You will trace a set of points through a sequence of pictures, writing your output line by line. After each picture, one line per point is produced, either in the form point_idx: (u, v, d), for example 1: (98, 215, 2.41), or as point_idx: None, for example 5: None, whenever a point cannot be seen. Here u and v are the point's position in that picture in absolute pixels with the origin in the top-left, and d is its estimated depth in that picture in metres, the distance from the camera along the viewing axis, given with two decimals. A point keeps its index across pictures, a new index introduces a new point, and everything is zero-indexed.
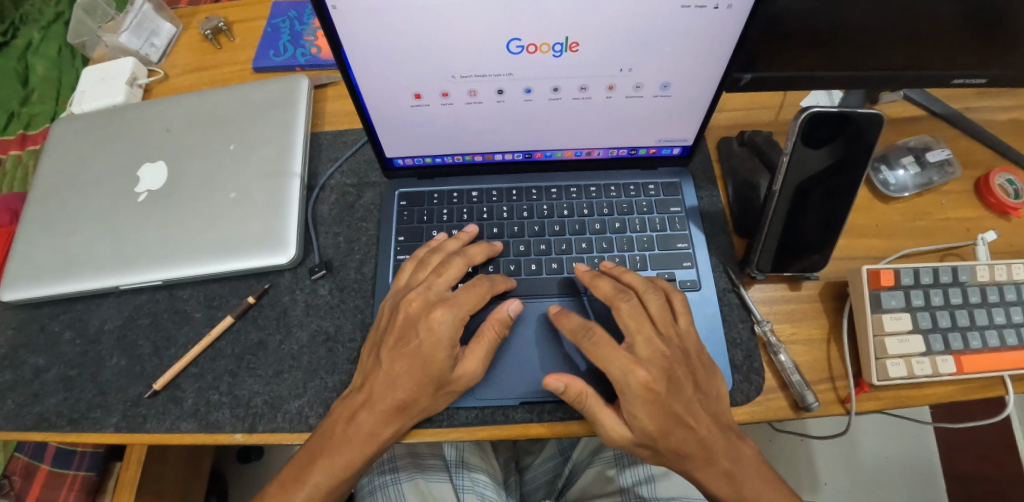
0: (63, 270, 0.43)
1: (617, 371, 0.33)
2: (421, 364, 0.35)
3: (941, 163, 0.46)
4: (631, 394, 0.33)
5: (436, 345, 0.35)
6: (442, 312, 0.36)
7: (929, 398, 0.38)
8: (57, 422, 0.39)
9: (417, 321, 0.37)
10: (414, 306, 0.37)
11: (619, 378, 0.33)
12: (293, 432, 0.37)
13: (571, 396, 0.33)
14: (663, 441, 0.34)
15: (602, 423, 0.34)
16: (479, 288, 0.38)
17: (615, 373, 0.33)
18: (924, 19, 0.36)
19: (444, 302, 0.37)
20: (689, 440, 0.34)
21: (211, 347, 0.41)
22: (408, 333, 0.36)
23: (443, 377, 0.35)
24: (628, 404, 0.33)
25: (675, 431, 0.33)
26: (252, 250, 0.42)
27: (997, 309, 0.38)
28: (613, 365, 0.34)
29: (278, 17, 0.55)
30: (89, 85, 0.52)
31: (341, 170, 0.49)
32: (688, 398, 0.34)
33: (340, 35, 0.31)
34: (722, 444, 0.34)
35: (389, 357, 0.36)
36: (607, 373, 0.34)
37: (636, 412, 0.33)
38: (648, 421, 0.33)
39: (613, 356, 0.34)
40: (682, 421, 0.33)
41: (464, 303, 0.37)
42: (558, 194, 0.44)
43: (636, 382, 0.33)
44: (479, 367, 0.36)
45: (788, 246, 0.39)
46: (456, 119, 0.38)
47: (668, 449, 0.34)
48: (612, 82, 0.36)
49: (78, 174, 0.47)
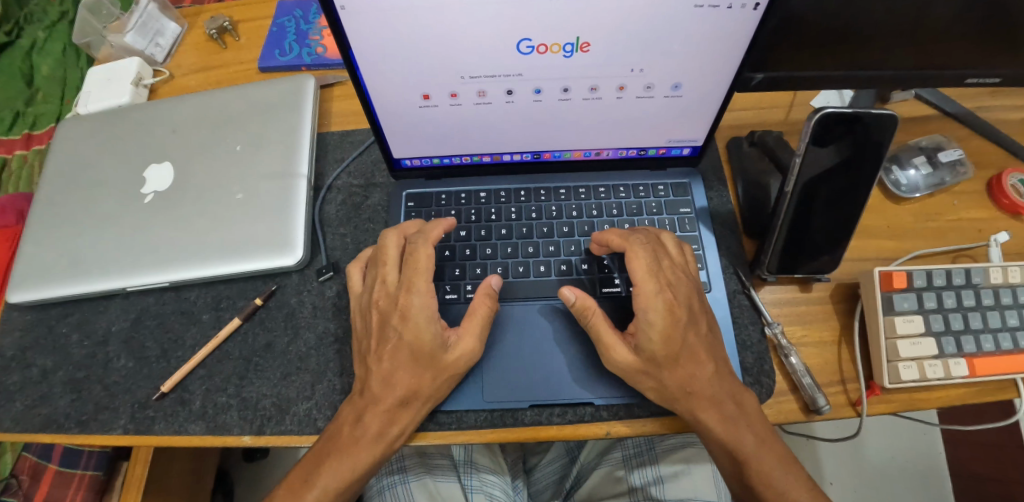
0: (70, 272, 0.43)
1: (649, 289, 0.34)
2: (410, 353, 0.35)
3: (953, 163, 0.46)
4: (654, 311, 0.33)
5: (417, 329, 0.35)
6: (406, 298, 0.35)
7: (940, 401, 0.37)
8: (65, 424, 0.39)
9: (389, 315, 0.36)
10: (382, 304, 0.36)
11: (649, 294, 0.34)
12: (301, 435, 0.37)
13: (580, 308, 0.35)
14: (670, 375, 0.33)
15: (607, 344, 0.34)
16: (419, 251, 0.36)
17: (649, 290, 0.34)
18: (939, 17, 0.35)
19: (402, 288, 0.35)
20: (697, 376, 0.34)
21: (218, 349, 0.41)
22: (385, 331, 0.36)
23: (440, 363, 0.35)
24: (647, 324, 0.33)
25: (682, 362, 0.33)
26: (259, 251, 0.42)
27: (1010, 312, 0.38)
28: (649, 283, 0.34)
29: (283, 17, 0.55)
30: (95, 85, 0.52)
31: (348, 171, 0.48)
32: (701, 334, 0.35)
33: (348, 35, 0.30)
34: (730, 382, 0.34)
35: (375, 358, 0.36)
36: (639, 290, 0.34)
37: (652, 332, 0.33)
38: (660, 346, 0.33)
39: (648, 276, 0.34)
40: (693, 353, 0.34)
41: (418, 282, 0.35)
42: (567, 195, 0.44)
43: (663, 301, 0.34)
44: (477, 345, 0.35)
45: (800, 248, 0.39)
46: (465, 119, 0.38)
47: (676, 385, 0.33)
48: (623, 83, 0.35)
49: (84, 175, 0.47)
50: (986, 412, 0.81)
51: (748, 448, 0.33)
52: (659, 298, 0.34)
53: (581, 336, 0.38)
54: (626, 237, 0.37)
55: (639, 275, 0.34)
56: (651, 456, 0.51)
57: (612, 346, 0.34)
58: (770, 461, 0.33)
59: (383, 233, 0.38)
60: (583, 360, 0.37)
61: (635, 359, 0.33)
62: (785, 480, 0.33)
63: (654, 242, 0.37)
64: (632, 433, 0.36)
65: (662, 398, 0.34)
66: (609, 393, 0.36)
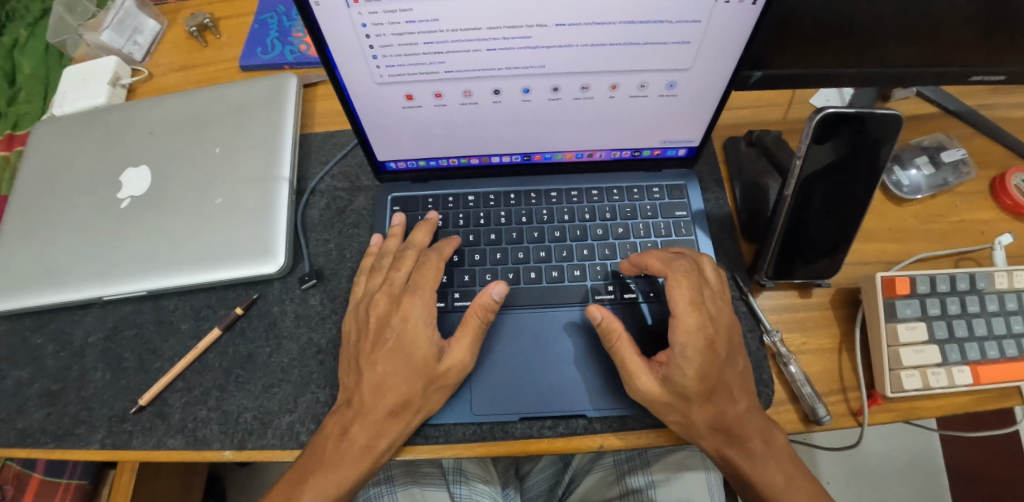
0: (43, 281, 0.41)
1: (689, 322, 0.33)
2: (405, 357, 0.35)
3: (956, 163, 0.44)
4: (693, 347, 0.32)
5: (415, 332, 0.35)
6: (410, 300, 0.36)
7: (943, 410, 0.36)
8: (40, 438, 0.38)
9: (388, 318, 0.36)
10: (383, 305, 0.37)
11: (690, 327, 0.32)
12: (284, 450, 0.36)
13: (604, 331, 0.34)
14: (698, 410, 0.32)
15: (635, 372, 0.32)
16: (431, 263, 0.38)
17: (689, 323, 0.33)
18: (944, 12, 0.34)
19: (407, 291, 0.37)
20: (727, 413, 0.33)
21: (198, 360, 0.40)
22: (383, 332, 0.36)
23: (431, 371, 0.34)
24: (684, 358, 0.32)
25: (714, 399, 0.32)
26: (239, 258, 0.40)
27: (1015, 317, 0.37)
28: (691, 315, 0.33)
29: (265, 13, 0.53)
30: (71, 85, 0.50)
31: (332, 173, 0.47)
32: (738, 369, 0.34)
33: (324, 31, 0.29)
34: (760, 421, 0.33)
35: (368, 363, 0.35)
36: (679, 321, 0.33)
37: (687, 367, 0.32)
38: (693, 382, 0.32)
39: (692, 308, 0.33)
40: (726, 389, 0.33)
41: (425, 285, 0.37)
42: (558, 198, 0.42)
43: (704, 336, 0.32)
44: (468, 356, 0.34)
45: (799, 252, 0.37)
46: (452, 119, 0.37)
47: (704, 421, 0.32)
48: (616, 82, 0.34)
49: (59, 179, 0.45)
50: (987, 414, 0.80)
51: (775, 484, 0.33)
52: (699, 333, 0.32)
53: (575, 345, 0.37)
54: (667, 262, 0.35)
55: (680, 306, 0.33)
56: (642, 460, 0.50)
57: (638, 375, 0.32)
58: (796, 493, 0.33)
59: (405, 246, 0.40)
60: (576, 369, 0.36)
61: (662, 392, 0.32)
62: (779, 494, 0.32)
63: (696, 271, 0.35)
64: (627, 446, 0.35)
65: (684, 431, 0.33)
66: (602, 405, 0.35)
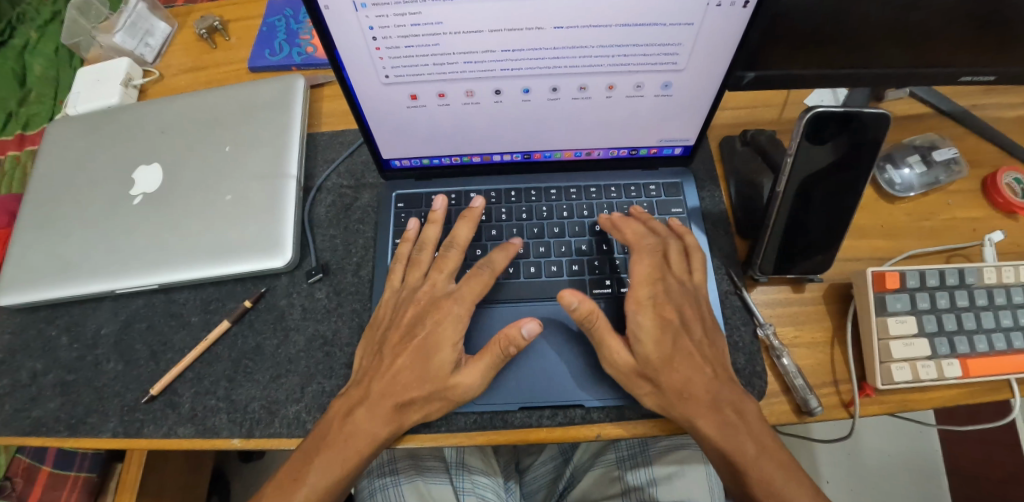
0: (57, 275, 0.42)
1: (642, 293, 0.37)
2: (424, 355, 0.36)
3: (948, 162, 0.45)
4: (644, 314, 0.36)
5: (444, 339, 0.36)
6: (449, 306, 0.38)
7: (934, 402, 0.37)
8: (55, 427, 0.39)
9: (425, 315, 0.38)
10: (423, 303, 0.39)
11: (642, 297, 0.37)
12: (290, 438, 0.37)
13: (581, 315, 0.34)
14: (665, 378, 0.34)
15: (603, 343, 0.35)
16: (480, 276, 0.38)
17: (640, 294, 0.37)
18: (932, 15, 0.35)
19: (450, 296, 0.38)
20: (692, 380, 0.34)
21: (208, 351, 0.41)
22: (415, 328, 0.38)
23: (442, 378, 0.35)
24: (637, 326, 0.36)
25: (676, 366, 0.35)
26: (248, 253, 0.41)
27: (1004, 312, 0.38)
28: (643, 287, 0.37)
29: (273, 16, 0.55)
30: (85, 85, 0.52)
31: (339, 171, 0.48)
32: (697, 339, 0.36)
33: (332, 34, 0.30)
34: (728, 389, 0.34)
35: (392, 352, 0.37)
36: (632, 293, 0.37)
37: (643, 334, 0.35)
38: (653, 348, 0.35)
39: (644, 280, 0.37)
40: (686, 356, 0.35)
41: (468, 297, 0.37)
42: (558, 195, 0.44)
43: (654, 306, 0.37)
44: (479, 381, 0.35)
45: (791, 248, 0.38)
46: (454, 118, 0.38)
47: (672, 388, 0.34)
48: (612, 82, 0.35)
49: (73, 176, 0.46)
50: (983, 411, 0.81)
51: (749, 455, 0.32)
52: (648, 304, 0.37)
53: (573, 338, 0.38)
54: (640, 235, 0.39)
55: (636, 278, 0.38)
56: (644, 457, 0.51)
57: (607, 345, 0.35)
58: (771, 465, 0.32)
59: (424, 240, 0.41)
60: (576, 361, 0.37)
61: (628, 359, 0.34)
62: (758, 466, 0.32)
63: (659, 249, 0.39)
64: (624, 435, 0.36)
65: (658, 404, 0.34)
66: (600, 395, 0.36)
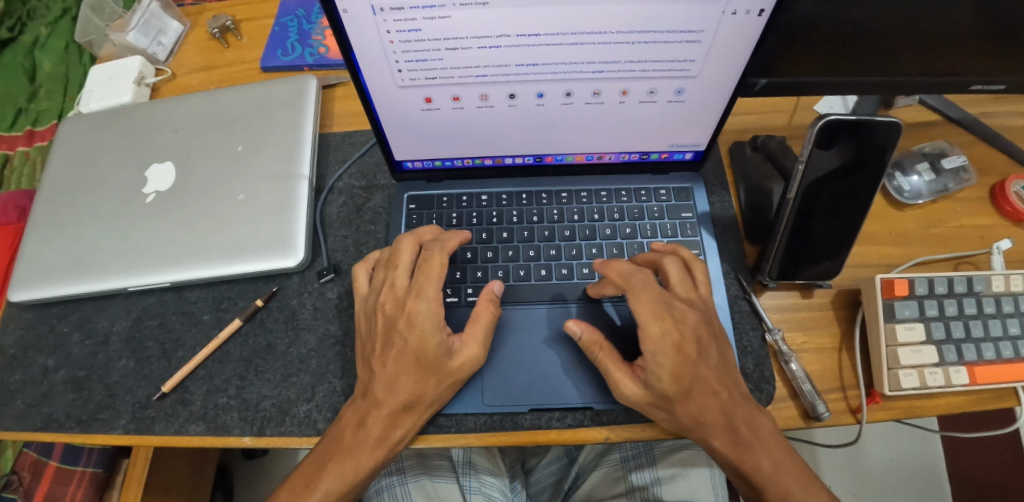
0: (69, 272, 0.43)
1: (654, 332, 0.33)
2: (414, 359, 0.35)
3: (956, 170, 0.46)
4: (662, 353, 0.32)
5: (422, 336, 0.34)
6: (415, 302, 0.35)
7: (941, 410, 0.37)
8: (66, 423, 0.39)
9: (395, 321, 0.36)
10: (387, 307, 0.36)
11: (655, 336, 0.33)
12: (301, 436, 0.37)
13: (587, 344, 0.34)
14: (680, 407, 0.33)
15: (616, 380, 0.33)
16: (434, 258, 0.37)
17: (654, 333, 0.33)
18: (943, 25, 0.35)
19: (412, 292, 0.36)
20: (708, 406, 0.34)
21: (219, 350, 0.41)
22: (390, 336, 0.36)
23: (442, 370, 0.34)
24: (655, 364, 0.32)
25: (694, 395, 0.33)
26: (259, 252, 0.42)
27: (1012, 320, 0.38)
28: (655, 325, 0.33)
29: (285, 16, 0.55)
30: (97, 84, 0.52)
31: (350, 172, 0.49)
32: (713, 365, 0.34)
33: (350, 37, 0.30)
34: (742, 406, 0.34)
35: (380, 362, 0.35)
36: (644, 332, 0.33)
37: (661, 372, 0.32)
38: (670, 384, 0.32)
39: (655, 317, 0.33)
40: (705, 383, 0.33)
41: (429, 288, 0.36)
42: (569, 198, 0.44)
43: (670, 342, 0.33)
44: (482, 349, 0.35)
45: (801, 254, 0.38)
46: (467, 122, 0.38)
47: (686, 416, 0.34)
48: (626, 88, 0.35)
49: (85, 174, 0.47)
50: (986, 419, 0.81)
51: (763, 471, 0.33)
52: (665, 341, 0.33)
53: (582, 339, 0.38)
54: (627, 276, 0.35)
55: (643, 316, 0.33)
56: (649, 457, 0.51)
57: (621, 383, 0.33)
58: (787, 479, 0.33)
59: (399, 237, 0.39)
60: (586, 364, 0.37)
61: (644, 395, 0.33)
62: (774, 478, 0.33)
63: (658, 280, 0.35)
64: (632, 437, 0.36)
65: (673, 426, 0.35)
66: (609, 398, 0.36)
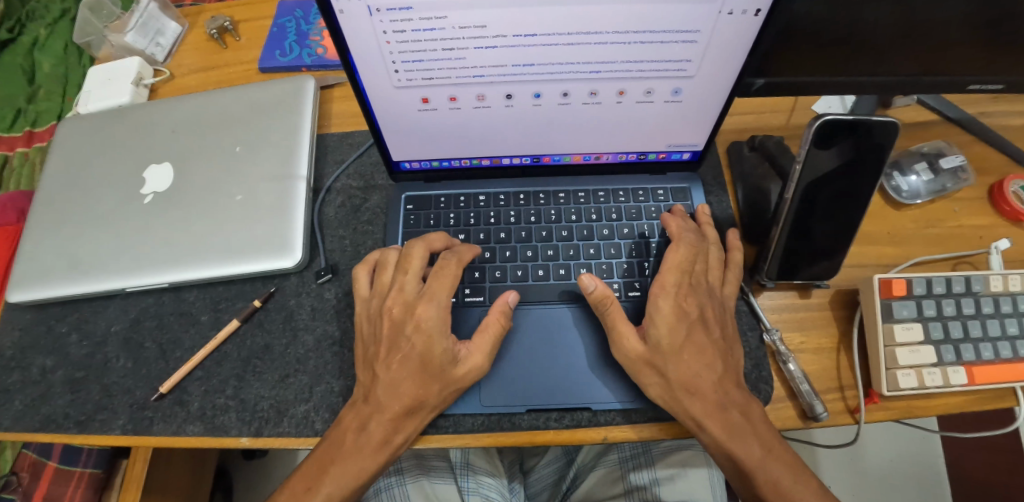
0: (67, 273, 0.43)
1: (669, 280, 0.37)
2: (418, 363, 0.35)
3: (955, 170, 0.45)
4: (665, 300, 0.36)
5: (429, 340, 0.35)
6: (425, 307, 0.36)
7: (940, 410, 0.37)
8: (64, 424, 0.39)
9: (402, 325, 0.36)
10: (395, 311, 0.36)
11: (668, 283, 0.36)
12: (299, 437, 0.37)
13: (596, 299, 0.35)
14: (673, 370, 0.34)
15: (620, 330, 0.35)
16: (449, 268, 0.37)
17: (667, 280, 0.37)
18: (940, 25, 0.35)
19: (423, 297, 0.36)
20: (701, 376, 0.34)
21: (217, 350, 0.41)
22: (397, 339, 0.36)
23: (446, 376, 0.34)
24: (655, 312, 0.35)
25: (686, 356, 0.35)
26: (257, 252, 0.42)
27: (1010, 320, 0.38)
28: (674, 275, 0.37)
29: (284, 17, 0.55)
30: (96, 84, 0.52)
31: (348, 172, 0.49)
32: (713, 339, 0.36)
33: (346, 37, 0.30)
34: (736, 392, 0.34)
35: (385, 364, 0.36)
36: (661, 277, 0.37)
37: (658, 318, 0.35)
38: (666, 335, 0.35)
39: (675, 269, 0.37)
40: (699, 350, 0.35)
41: (440, 294, 0.36)
42: (567, 198, 0.44)
43: (679, 294, 0.36)
44: (486, 361, 0.35)
45: (799, 254, 0.38)
46: (465, 122, 0.38)
47: (679, 382, 0.34)
48: (623, 88, 0.35)
49: (84, 175, 0.47)
50: (987, 419, 0.81)
51: (755, 457, 0.32)
52: (673, 289, 0.36)
53: (579, 339, 0.38)
54: (680, 230, 0.39)
55: (669, 264, 0.37)
56: (647, 458, 0.51)
57: (624, 334, 0.35)
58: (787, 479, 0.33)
59: (409, 242, 0.39)
60: (584, 364, 0.37)
61: (639, 348, 0.35)
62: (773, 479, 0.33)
63: (698, 242, 0.39)
64: (630, 438, 0.36)
65: (664, 397, 0.34)
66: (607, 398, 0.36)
